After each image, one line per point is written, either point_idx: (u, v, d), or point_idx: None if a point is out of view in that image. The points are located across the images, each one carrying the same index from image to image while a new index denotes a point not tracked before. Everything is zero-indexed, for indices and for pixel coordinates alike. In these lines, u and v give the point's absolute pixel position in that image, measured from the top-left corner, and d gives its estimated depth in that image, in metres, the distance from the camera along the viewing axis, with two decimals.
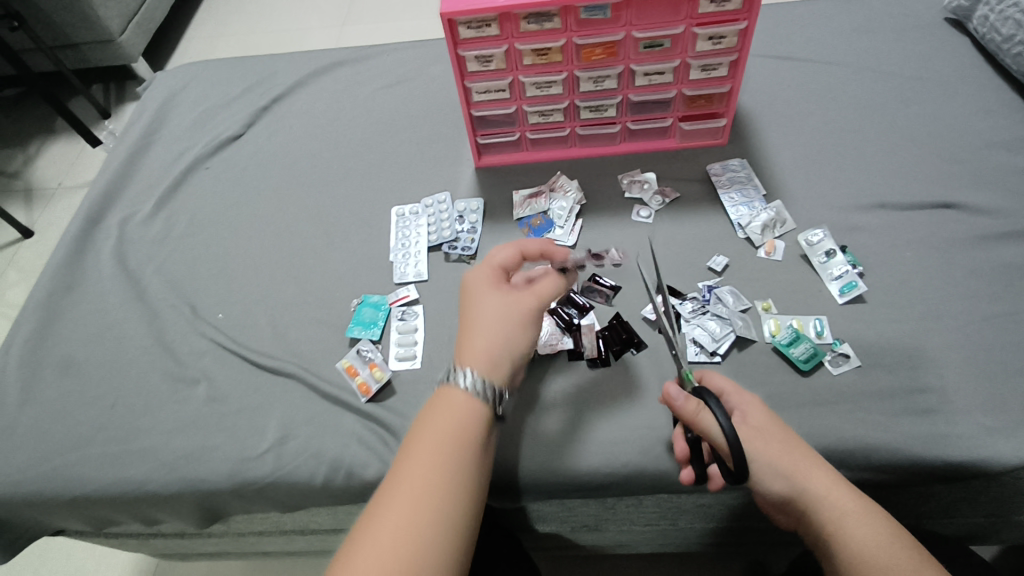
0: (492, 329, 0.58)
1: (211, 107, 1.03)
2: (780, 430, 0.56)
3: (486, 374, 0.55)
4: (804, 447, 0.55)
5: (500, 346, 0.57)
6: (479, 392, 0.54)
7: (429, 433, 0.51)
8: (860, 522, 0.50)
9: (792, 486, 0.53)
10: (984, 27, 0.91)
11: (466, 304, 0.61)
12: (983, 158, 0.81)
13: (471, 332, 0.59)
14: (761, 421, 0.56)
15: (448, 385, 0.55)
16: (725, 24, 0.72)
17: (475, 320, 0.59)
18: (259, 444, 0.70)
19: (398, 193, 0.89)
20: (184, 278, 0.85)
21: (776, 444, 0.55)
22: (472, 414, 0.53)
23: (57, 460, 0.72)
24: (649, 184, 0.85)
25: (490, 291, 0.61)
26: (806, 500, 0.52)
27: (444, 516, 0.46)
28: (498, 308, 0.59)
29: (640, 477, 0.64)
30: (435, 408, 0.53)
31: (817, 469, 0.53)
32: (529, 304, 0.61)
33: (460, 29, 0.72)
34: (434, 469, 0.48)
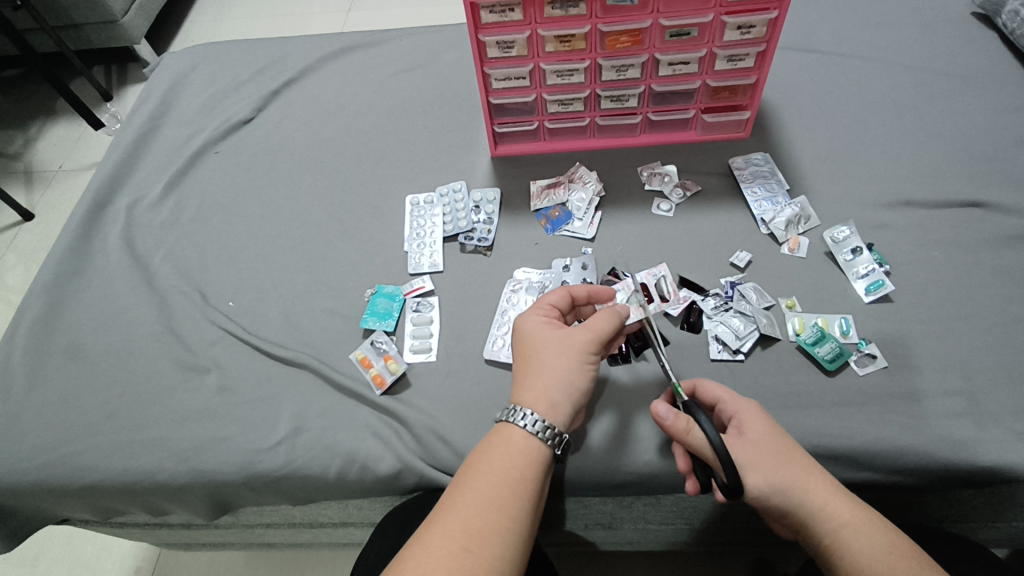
0: (548, 366, 0.56)
1: (221, 90, 1.01)
2: (775, 440, 0.54)
3: (547, 419, 0.53)
4: (799, 455, 0.53)
5: (558, 393, 0.54)
6: (537, 432, 0.52)
7: (484, 468, 0.50)
8: (864, 536, 0.49)
9: (790, 500, 0.51)
10: (1014, 23, 0.89)
11: (520, 345, 0.59)
12: (1012, 157, 0.79)
13: (529, 375, 0.56)
14: (758, 432, 0.54)
15: (507, 423, 0.53)
16: (755, 13, 0.70)
17: (530, 359, 0.57)
18: (271, 436, 0.68)
19: (412, 181, 0.88)
20: (193, 265, 0.83)
21: (772, 458, 0.52)
22: (532, 454, 0.51)
23: (64, 448, 0.70)
24: (670, 176, 0.83)
25: (544, 329, 0.59)
26: (805, 514, 0.51)
27: (498, 559, 0.45)
28: (553, 345, 0.57)
29: (660, 476, 0.63)
30: (492, 443, 0.52)
31: (813, 480, 0.51)
32: (587, 336, 0.57)
33: (482, 13, 0.70)
34: (491, 509, 0.47)
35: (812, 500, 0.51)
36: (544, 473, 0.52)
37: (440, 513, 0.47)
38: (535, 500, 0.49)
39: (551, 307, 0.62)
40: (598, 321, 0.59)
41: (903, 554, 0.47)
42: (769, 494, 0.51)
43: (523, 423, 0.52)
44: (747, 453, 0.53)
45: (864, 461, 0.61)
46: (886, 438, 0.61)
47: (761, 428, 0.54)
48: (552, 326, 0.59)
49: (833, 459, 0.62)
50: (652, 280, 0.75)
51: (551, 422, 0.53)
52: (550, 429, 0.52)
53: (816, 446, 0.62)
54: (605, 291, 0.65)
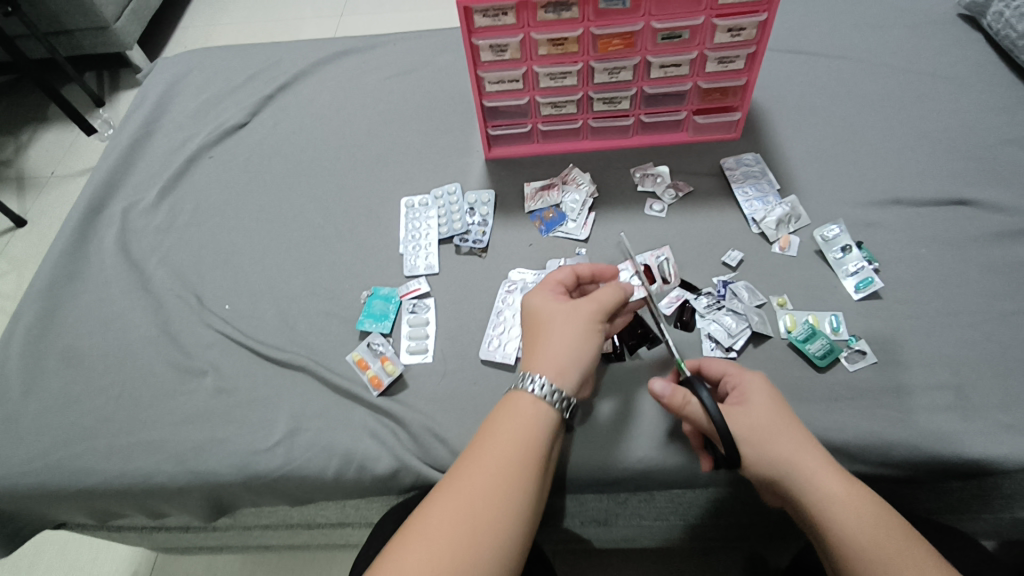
0: (559, 334, 0.57)
1: (215, 95, 1.01)
2: (773, 413, 0.54)
3: (557, 384, 0.54)
4: (798, 430, 0.54)
5: (570, 358, 0.56)
6: (546, 395, 0.53)
7: (489, 447, 0.50)
8: (848, 512, 0.49)
9: (780, 472, 0.52)
10: (998, 23, 0.91)
11: (528, 318, 0.60)
12: (998, 155, 0.81)
13: (540, 343, 0.57)
14: (759, 405, 0.55)
15: (516, 390, 0.54)
16: (745, 16, 0.71)
17: (538, 330, 0.58)
18: (269, 437, 0.68)
19: (407, 184, 0.88)
20: (189, 268, 0.83)
21: (767, 431, 0.53)
22: (542, 417, 0.53)
23: (62, 451, 0.70)
24: (662, 177, 0.84)
25: (551, 301, 0.60)
26: (793, 487, 0.52)
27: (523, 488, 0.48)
28: (560, 316, 0.58)
29: (656, 472, 0.64)
30: (501, 413, 0.53)
31: (806, 454, 0.52)
32: (592, 306, 0.59)
33: (475, 17, 0.71)
34: (495, 490, 0.47)
35: (802, 472, 0.51)
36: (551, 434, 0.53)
37: (443, 493, 0.47)
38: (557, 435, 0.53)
39: (558, 282, 0.63)
40: (605, 293, 0.60)
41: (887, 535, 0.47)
42: (760, 464, 0.53)
43: (535, 390, 0.53)
44: (742, 424, 0.54)
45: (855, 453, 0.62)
46: (877, 431, 0.62)
47: (762, 401, 0.55)
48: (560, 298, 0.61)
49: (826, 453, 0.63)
50: (655, 261, 0.77)
51: (560, 387, 0.54)
52: (559, 393, 0.54)
53: None
54: (609, 270, 0.67)
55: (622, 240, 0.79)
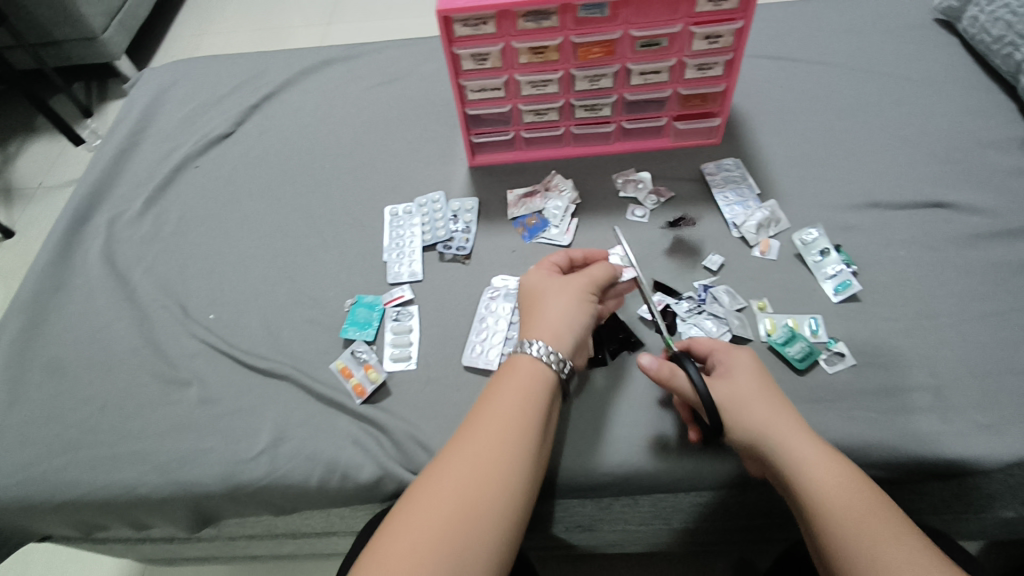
0: (557, 303, 0.60)
1: (200, 105, 1.01)
2: (759, 388, 0.55)
3: (556, 345, 0.56)
4: (783, 405, 0.55)
5: (567, 322, 0.59)
6: (544, 356, 0.55)
7: (471, 445, 0.48)
8: (828, 482, 0.49)
9: (762, 441, 0.53)
10: (974, 28, 0.92)
11: (525, 295, 0.64)
12: (974, 158, 0.82)
13: (538, 312, 0.60)
14: (743, 380, 0.56)
15: (517, 353, 0.56)
16: (722, 24, 0.72)
17: (535, 302, 0.62)
18: (252, 446, 0.68)
19: (391, 193, 0.89)
20: (174, 279, 0.83)
21: (748, 403, 0.55)
22: (539, 376, 0.54)
23: (45, 464, 0.70)
24: (644, 183, 0.85)
25: (547, 278, 0.64)
26: (774, 458, 0.52)
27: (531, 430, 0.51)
28: (556, 288, 0.62)
29: (638, 475, 0.65)
30: (501, 380, 0.54)
31: (786, 425, 0.53)
32: (584, 280, 0.63)
33: (456, 26, 0.72)
34: (472, 493, 0.45)
35: (785, 442, 0.52)
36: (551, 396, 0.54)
37: (417, 495, 0.46)
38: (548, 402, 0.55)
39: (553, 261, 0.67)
40: (597, 269, 0.65)
41: (866, 504, 0.47)
42: (743, 434, 0.54)
43: (534, 353, 0.55)
44: (727, 395, 0.56)
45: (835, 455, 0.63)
46: (856, 431, 0.63)
47: (750, 377, 0.57)
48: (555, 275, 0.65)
49: None
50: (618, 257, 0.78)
51: (557, 349, 0.56)
52: (556, 354, 0.56)
53: None
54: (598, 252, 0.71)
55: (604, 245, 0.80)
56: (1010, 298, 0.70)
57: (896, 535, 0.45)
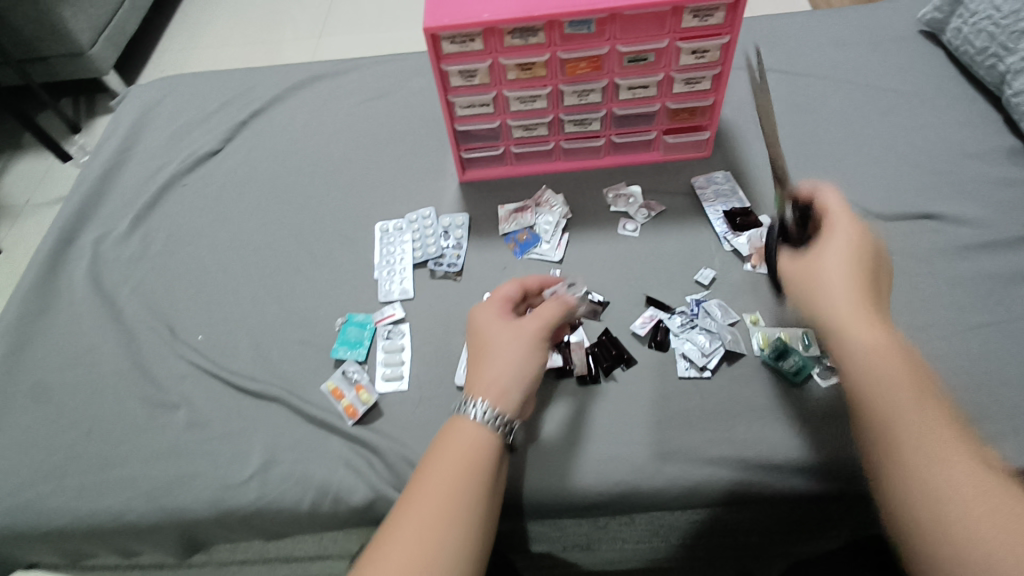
0: (504, 354, 0.60)
1: (188, 122, 1.01)
2: (850, 272, 0.55)
3: (498, 407, 0.56)
4: (858, 280, 0.55)
5: (514, 378, 0.59)
6: (487, 422, 0.55)
7: (415, 516, 0.48)
8: (866, 357, 0.50)
9: (826, 316, 0.54)
10: (958, 40, 0.93)
11: (475, 339, 0.63)
12: (961, 170, 0.82)
13: (486, 363, 0.60)
14: (831, 249, 0.57)
15: (459, 416, 0.56)
16: (708, 38, 0.73)
17: (483, 351, 0.61)
18: (242, 471, 0.68)
19: (381, 209, 0.88)
20: (161, 299, 0.82)
21: (823, 272, 0.56)
22: (486, 440, 0.55)
23: (31, 491, 0.69)
24: (635, 198, 0.85)
25: (496, 323, 0.63)
26: (825, 325, 0.54)
27: (489, 450, 0.54)
28: (505, 336, 0.61)
29: (634, 493, 0.64)
30: (446, 442, 0.54)
31: (852, 296, 0.54)
32: (533, 326, 0.62)
33: (443, 44, 0.72)
34: (422, 539, 0.47)
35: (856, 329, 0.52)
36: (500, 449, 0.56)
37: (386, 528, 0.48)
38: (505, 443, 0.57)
39: (506, 299, 0.66)
40: (550, 312, 0.64)
41: (921, 398, 0.47)
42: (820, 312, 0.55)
43: (478, 416, 0.55)
44: (815, 275, 0.56)
45: (831, 472, 0.62)
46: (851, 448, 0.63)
47: (844, 261, 0.56)
48: (506, 319, 0.64)
49: (802, 472, 0.63)
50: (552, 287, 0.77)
51: (501, 411, 0.56)
52: (498, 417, 0.56)
53: (784, 458, 0.64)
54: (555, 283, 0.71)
55: (595, 262, 0.80)
56: (999, 309, 0.70)
57: (942, 434, 0.45)
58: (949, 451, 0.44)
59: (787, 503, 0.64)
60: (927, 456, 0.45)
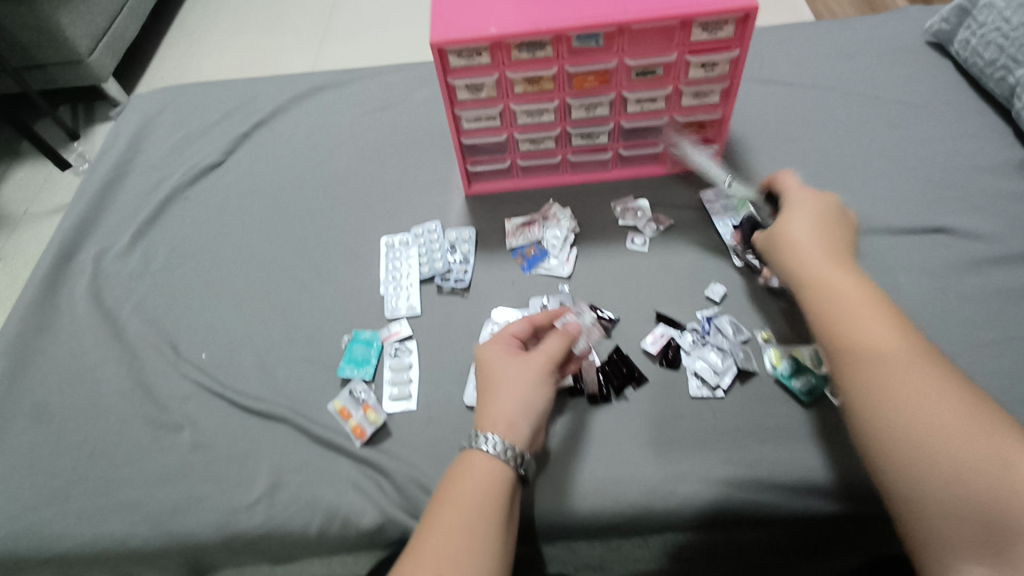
0: (512, 388, 0.60)
1: (189, 134, 0.99)
2: (813, 233, 0.61)
3: (509, 440, 0.57)
4: (824, 239, 0.61)
5: (523, 412, 0.59)
6: (499, 454, 0.55)
7: (425, 556, 0.47)
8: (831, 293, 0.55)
9: (795, 270, 0.60)
10: (966, 51, 0.92)
11: (481, 371, 0.63)
12: (971, 183, 0.82)
13: (494, 397, 0.60)
14: (799, 217, 0.64)
15: (471, 449, 0.56)
16: (718, 52, 0.72)
17: (491, 384, 0.61)
18: (249, 494, 0.67)
19: (387, 223, 0.87)
20: (164, 316, 0.81)
21: (793, 234, 0.62)
22: (498, 474, 0.55)
23: (33, 515, 0.68)
24: (643, 211, 0.84)
25: (504, 356, 0.63)
26: (795, 276, 0.59)
27: (499, 488, 0.54)
28: (513, 370, 0.61)
29: (646, 516, 0.64)
30: (454, 483, 0.54)
31: (816, 251, 0.60)
32: (540, 359, 0.62)
33: (450, 58, 0.71)
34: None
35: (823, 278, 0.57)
36: (512, 489, 0.55)
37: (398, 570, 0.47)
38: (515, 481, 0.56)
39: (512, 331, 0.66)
40: (556, 346, 0.64)
41: (876, 316, 0.52)
42: (789, 272, 0.60)
43: (490, 449, 0.55)
44: (785, 241, 0.62)
45: (845, 493, 0.62)
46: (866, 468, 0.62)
47: (811, 229, 0.62)
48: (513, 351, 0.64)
49: (816, 493, 0.63)
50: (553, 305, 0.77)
51: (512, 444, 0.56)
52: (511, 450, 0.56)
53: (798, 479, 0.63)
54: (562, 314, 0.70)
55: (604, 277, 0.79)
56: (1013, 326, 0.70)
57: (904, 351, 0.49)
58: (911, 368, 0.48)
59: (801, 523, 0.64)
60: (889, 374, 0.48)
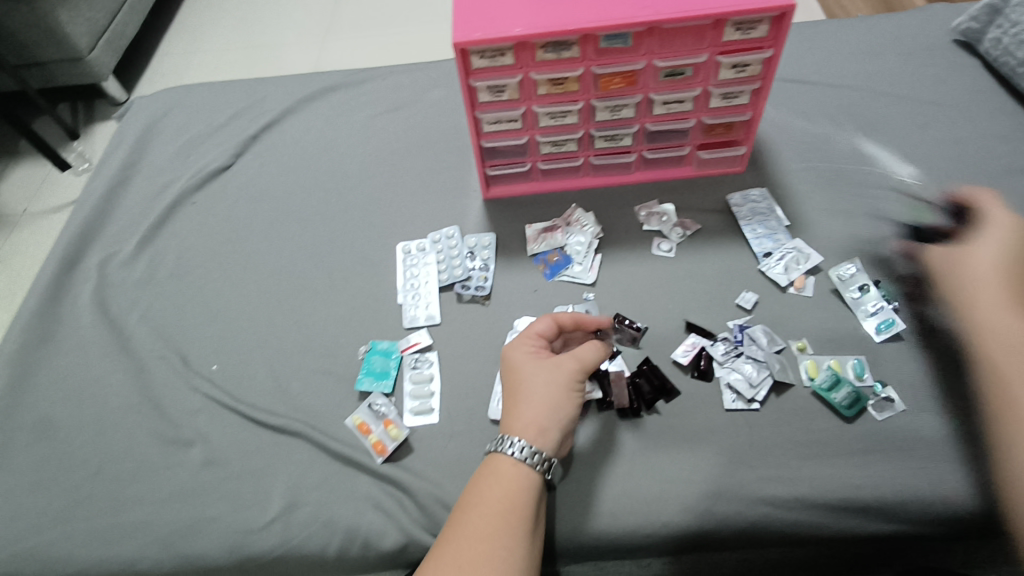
0: (541, 394, 0.57)
1: (197, 135, 0.96)
2: (997, 266, 0.61)
3: (535, 445, 0.54)
4: (1002, 273, 0.61)
5: (552, 419, 0.56)
6: (526, 458, 0.53)
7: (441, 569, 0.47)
8: (1005, 339, 0.56)
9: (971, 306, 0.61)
10: (996, 50, 0.90)
11: (508, 374, 0.60)
12: (1007, 185, 0.79)
13: (522, 402, 0.57)
14: (988, 248, 0.63)
15: (496, 453, 0.54)
16: (750, 52, 0.69)
17: (518, 388, 0.58)
18: (264, 513, 0.64)
19: (403, 228, 0.84)
20: (172, 325, 0.78)
21: (976, 266, 0.62)
22: (521, 481, 0.53)
23: (37, 537, 0.65)
24: (668, 216, 0.81)
25: (533, 359, 0.60)
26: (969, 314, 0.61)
27: (519, 495, 0.52)
28: (542, 375, 0.58)
29: (682, 536, 0.61)
30: (476, 490, 0.52)
31: (993, 290, 0.60)
32: (571, 365, 0.59)
33: (472, 58, 0.68)
34: None
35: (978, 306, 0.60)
36: (536, 496, 0.53)
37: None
38: (539, 487, 0.54)
39: (540, 332, 0.62)
40: (587, 351, 0.61)
41: None
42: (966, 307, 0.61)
43: (516, 453, 0.54)
44: (961, 271, 0.63)
45: (888, 512, 0.60)
46: (909, 487, 0.60)
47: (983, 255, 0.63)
48: (541, 354, 0.61)
49: (857, 512, 0.60)
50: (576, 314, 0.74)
51: (540, 448, 0.54)
52: (538, 454, 0.54)
53: (838, 498, 0.61)
54: (593, 320, 0.66)
55: (631, 285, 0.76)
56: None
57: None
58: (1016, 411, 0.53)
59: (841, 544, 0.62)
60: None
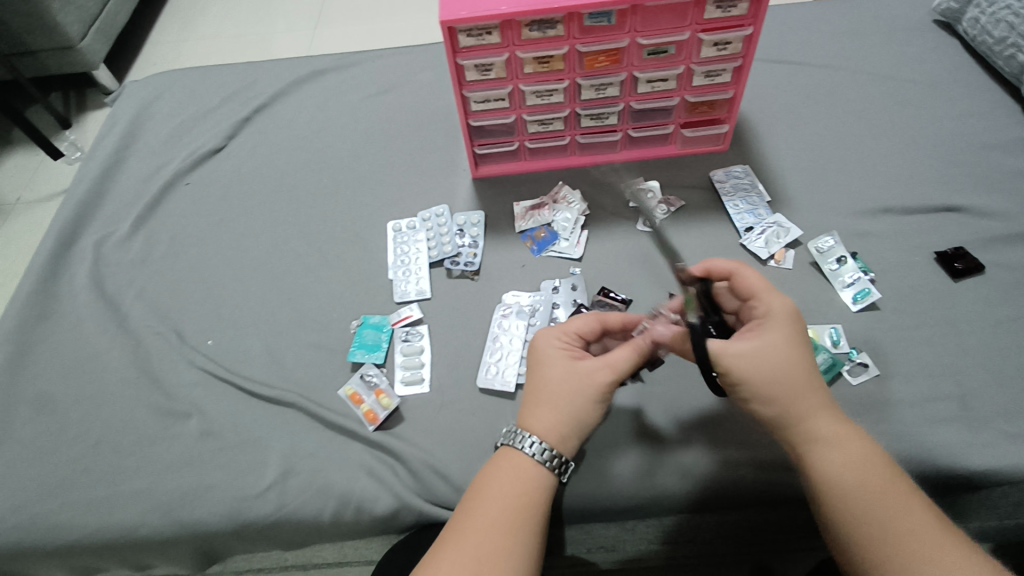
0: (570, 404, 0.57)
1: (188, 118, 0.97)
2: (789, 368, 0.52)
3: (554, 447, 0.55)
4: (809, 379, 0.52)
5: (577, 427, 0.57)
6: (543, 460, 0.54)
7: (457, 560, 0.47)
8: (847, 464, 0.49)
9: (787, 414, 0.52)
10: (974, 29, 0.92)
11: (538, 374, 0.59)
12: (983, 160, 0.82)
13: (551, 407, 0.57)
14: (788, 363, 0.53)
15: (513, 449, 0.55)
16: (730, 30, 0.71)
17: (549, 393, 0.58)
18: (260, 481, 0.66)
19: (393, 207, 0.86)
20: (168, 303, 0.80)
21: (768, 368, 0.52)
22: (536, 479, 0.54)
23: (40, 506, 0.67)
24: (653, 193, 0.83)
25: (565, 364, 0.59)
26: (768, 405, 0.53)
27: (534, 493, 0.53)
28: (574, 383, 0.57)
29: (665, 498, 0.64)
30: (491, 483, 0.53)
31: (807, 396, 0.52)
32: (603, 373, 0.58)
33: (460, 36, 0.69)
34: None
35: (766, 377, 0.52)
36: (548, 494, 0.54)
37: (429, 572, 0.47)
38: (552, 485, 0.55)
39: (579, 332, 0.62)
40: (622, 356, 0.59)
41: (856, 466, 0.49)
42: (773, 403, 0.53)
43: (530, 449, 0.55)
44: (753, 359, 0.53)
45: None
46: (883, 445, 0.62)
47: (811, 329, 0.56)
48: (574, 356, 0.60)
49: None
50: (563, 287, 0.76)
51: (559, 452, 0.56)
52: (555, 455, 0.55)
53: None
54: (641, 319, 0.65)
55: (616, 260, 0.78)
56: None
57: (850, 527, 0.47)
58: (910, 500, 0.47)
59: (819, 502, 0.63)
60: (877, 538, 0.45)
